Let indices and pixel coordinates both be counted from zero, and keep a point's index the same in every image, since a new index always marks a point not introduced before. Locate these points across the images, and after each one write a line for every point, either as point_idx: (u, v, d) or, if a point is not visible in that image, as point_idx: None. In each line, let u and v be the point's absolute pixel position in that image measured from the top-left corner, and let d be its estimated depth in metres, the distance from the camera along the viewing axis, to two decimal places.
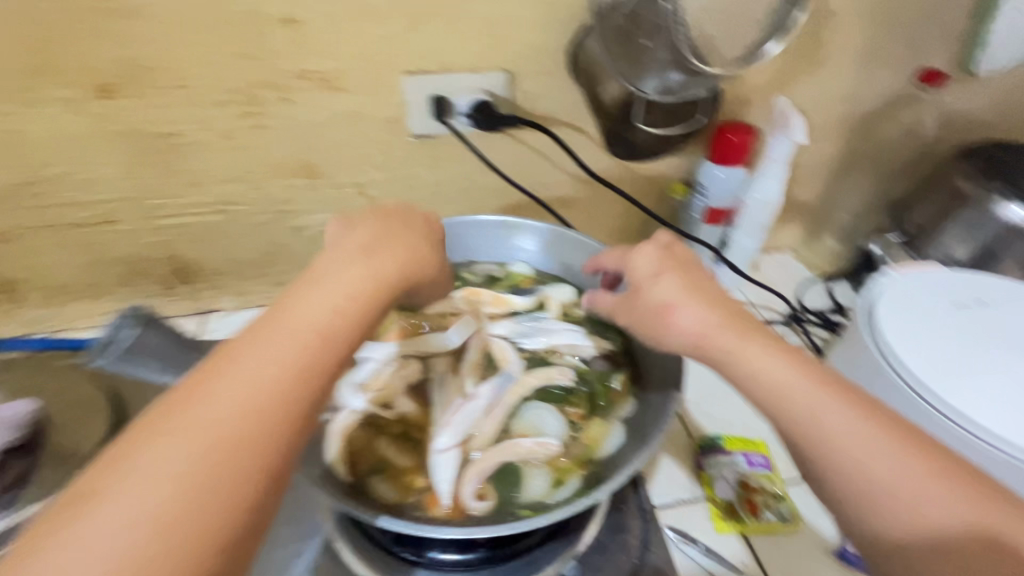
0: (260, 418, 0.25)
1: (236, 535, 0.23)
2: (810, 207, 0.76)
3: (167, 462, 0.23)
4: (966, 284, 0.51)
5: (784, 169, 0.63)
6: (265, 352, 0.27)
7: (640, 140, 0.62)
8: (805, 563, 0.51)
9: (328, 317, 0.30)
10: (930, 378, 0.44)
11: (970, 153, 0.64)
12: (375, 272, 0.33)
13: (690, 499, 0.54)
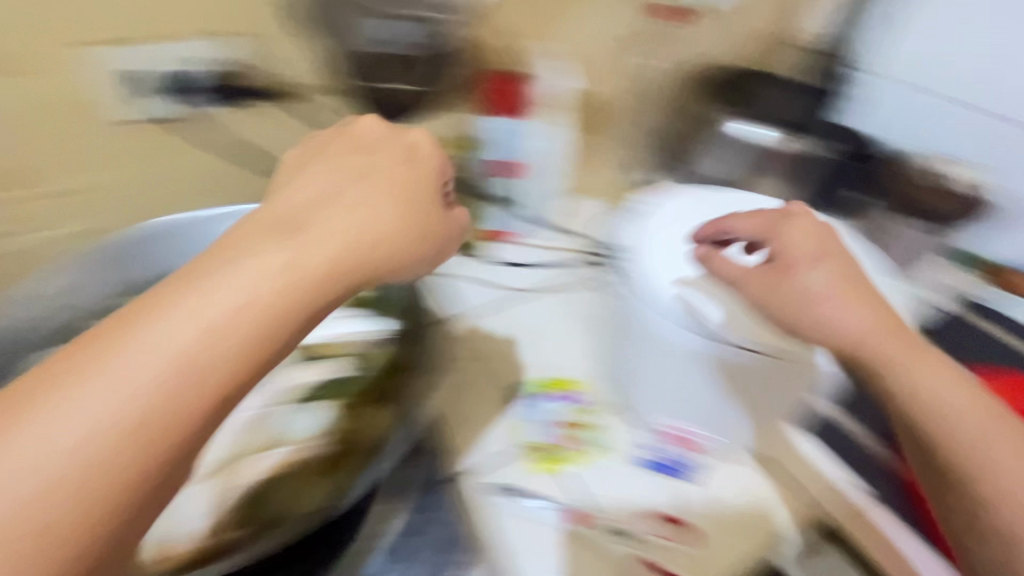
0: (194, 369, 0.29)
1: (153, 473, 0.28)
2: (601, 155, 0.83)
3: (107, 392, 0.28)
4: (713, 204, 0.59)
5: (562, 115, 0.72)
6: (209, 308, 0.30)
7: (393, 96, 0.73)
8: (617, 482, 0.58)
9: (259, 278, 0.32)
10: (676, 292, 0.52)
11: (730, 86, 0.78)
12: (325, 237, 0.36)
13: (509, 451, 0.59)
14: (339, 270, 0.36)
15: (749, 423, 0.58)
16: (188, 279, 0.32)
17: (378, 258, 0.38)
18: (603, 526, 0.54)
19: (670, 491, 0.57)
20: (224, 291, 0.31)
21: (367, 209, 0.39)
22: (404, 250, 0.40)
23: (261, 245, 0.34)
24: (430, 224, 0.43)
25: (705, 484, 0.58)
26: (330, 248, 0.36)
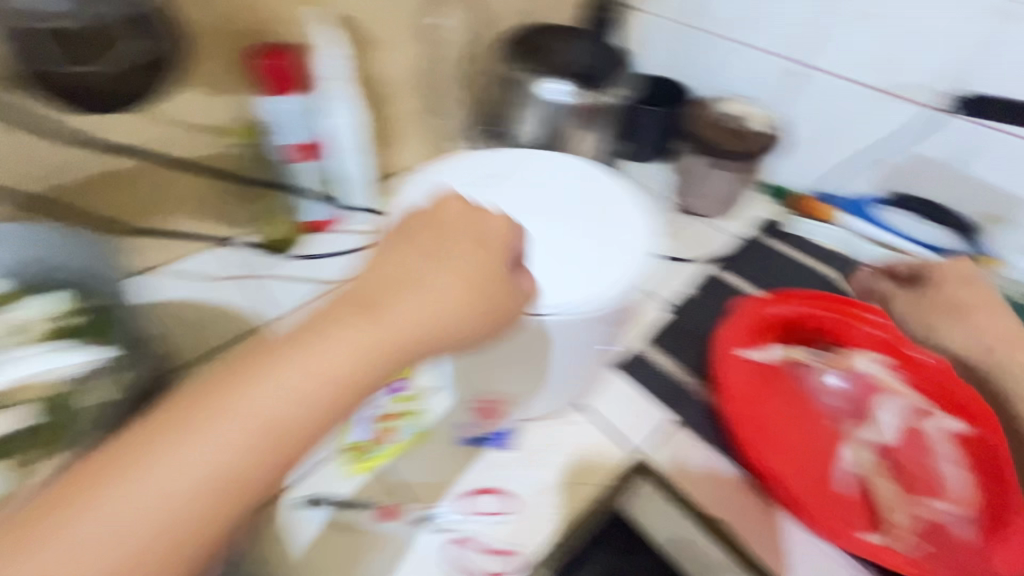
0: (249, 461, 0.29)
1: (205, 540, 0.28)
2: (407, 121, 0.84)
3: (171, 467, 0.27)
4: (487, 163, 0.58)
5: (348, 86, 0.66)
6: (237, 416, 0.29)
7: (85, 87, 0.53)
8: (440, 465, 0.57)
9: (327, 363, 0.32)
10: None
11: (519, 44, 0.79)
12: (373, 334, 0.33)
13: (323, 456, 0.56)
14: (378, 364, 0.33)
15: (557, 386, 0.56)
16: (236, 381, 0.30)
17: (413, 345, 0.35)
18: (420, 518, 0.53)
19: (495, 466, 0.57)
20: (271, 381, 0.30)
21: (458, 274, 0.38)
22: (467, 325, 0.38)
23: (315, 343, 0.32)
24: (504, 292, 0.40)
25: (525, 450, 0.58)
26: (374, 340, 0.33)
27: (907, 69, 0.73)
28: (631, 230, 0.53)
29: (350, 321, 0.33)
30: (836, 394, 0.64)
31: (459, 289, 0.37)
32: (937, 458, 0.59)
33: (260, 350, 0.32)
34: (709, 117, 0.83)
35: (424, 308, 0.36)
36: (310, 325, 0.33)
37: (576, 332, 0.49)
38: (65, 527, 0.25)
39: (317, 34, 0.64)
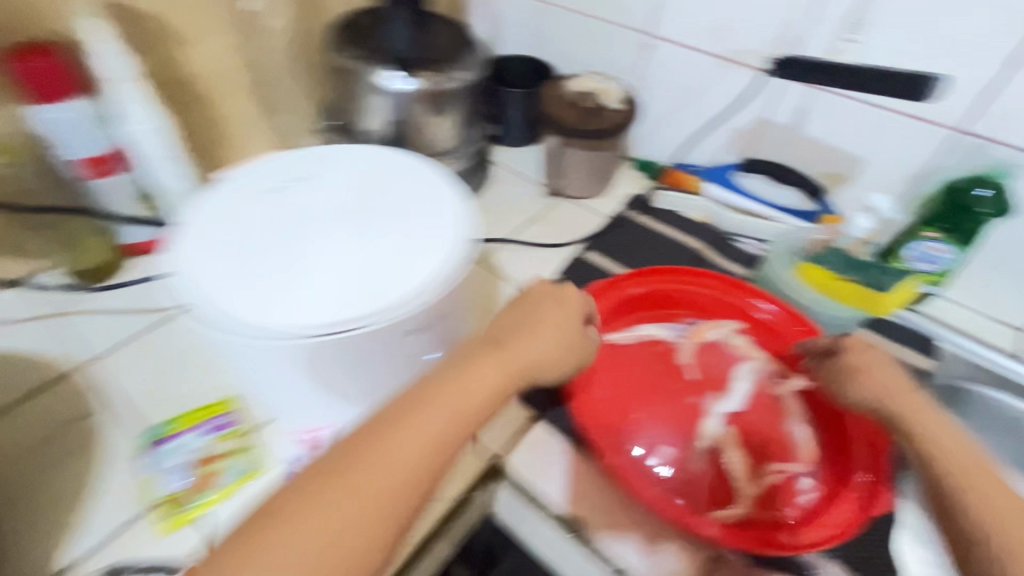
0: (410, 478, 0.37)
1: (382, 543, 0.35)
2: (239, 121, 0.77)
3: (383, 470, 0.36)
4: (283, 167, 0.52)
5: (138, 88, 0.59)
6: (438, 410, 0.40)
7: None
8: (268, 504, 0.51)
9: (471, 390, 0.42)
10: (239, 302, 0.43)
11: (346, 28, 0.73)
12: (513, 356, 0.45)
13: (135, 517, 0.50)
14: (513, 379, 0.45)
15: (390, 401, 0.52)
16: (418, 406, 0.40)
17: (534, 370, 0.46)
18: None
19: None
20: (444, 401, 0.40)
21: (550, 321, 0.49)
22: (553, 366, 0.48)
23: (473, 363, 0.43)
24: (580, 339, 0.51)
25: None
26: (512, 366, 0.45)
27: (737, 34, 0.74)
28: (444, 225, 0.49)
29: (499, 348, 0.45)
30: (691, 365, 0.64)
31: (566, 322, 0.50)
32: (789, 419, 0.59)
33: (438, 376, 0.42)
34: (564, 94, 0.80)
35: (551, 340, 0.48)
36: (465, 358, 0.44)
37: (380, 343, 0.46)
38: (271, 547, 0.32)
39: (85, 30, 0.55)
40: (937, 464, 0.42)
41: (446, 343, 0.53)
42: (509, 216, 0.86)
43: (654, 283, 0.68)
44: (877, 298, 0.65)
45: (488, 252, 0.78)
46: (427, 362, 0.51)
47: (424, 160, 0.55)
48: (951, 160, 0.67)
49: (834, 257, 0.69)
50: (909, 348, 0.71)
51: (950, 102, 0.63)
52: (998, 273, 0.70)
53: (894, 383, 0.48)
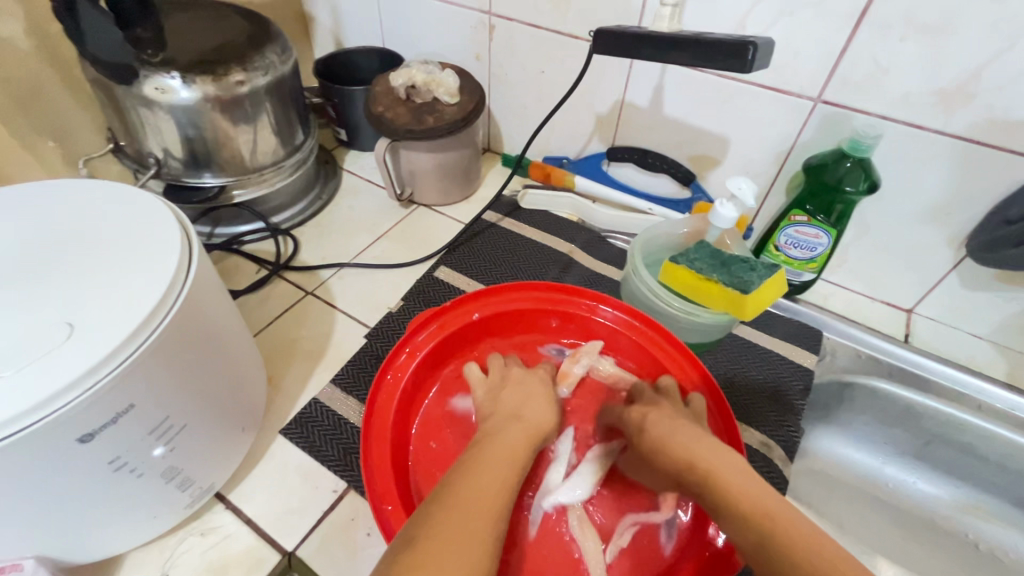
0: (493, 526, 0.36)
1: None
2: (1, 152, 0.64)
3: (461, 530, 0.34)
4: None
5: None
6: (495, 466, 0.41)
7: None
8: None
9: (510, 449, 0.43)
10: None
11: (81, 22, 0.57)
12: (535, 420, 0.48)
13: None
14: (536, 440, 0.46)
15: (126, 517, 0.39)
16: (477, 472, 0.40)
17: (550, 429, 0.48)
18: None
19: None
20: (498, 464, 0.41)
21: (543, 388, 0.52)
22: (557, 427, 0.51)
23: (508, 433, 0.45)
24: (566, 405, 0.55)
25: None
26: (534, 429, 0.47)
27: (573, 7, 0.65)
28: (141, 270, 0.36)
29: (520, 417, 0.47)
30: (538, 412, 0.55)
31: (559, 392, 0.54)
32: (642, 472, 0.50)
33: (479, 451, 0.42)
34: (392, 90, 0.70)
35: (550, 401, 0.51)
36: (493, 432, 0.45)
37: (37, 463, 0.31)
38: None
39: None
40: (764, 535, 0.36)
41: (187, 428, 0.39)
42: (353, 232, 0.75)
43: (499, 306, 0.58)
44: (737, 298, 0.54)
45: (323, 280, 0.68)
46: (160, 457, 0.38)
47: (142, 187, 0.42)
48: (813, 135, 0.60)
49: (701, 251, 0.58)
50: (788, 343, 0.65)
51: (804, 70, 0.56)
52: (874, 254, 0.65)
53: (700, 446, 0.44)
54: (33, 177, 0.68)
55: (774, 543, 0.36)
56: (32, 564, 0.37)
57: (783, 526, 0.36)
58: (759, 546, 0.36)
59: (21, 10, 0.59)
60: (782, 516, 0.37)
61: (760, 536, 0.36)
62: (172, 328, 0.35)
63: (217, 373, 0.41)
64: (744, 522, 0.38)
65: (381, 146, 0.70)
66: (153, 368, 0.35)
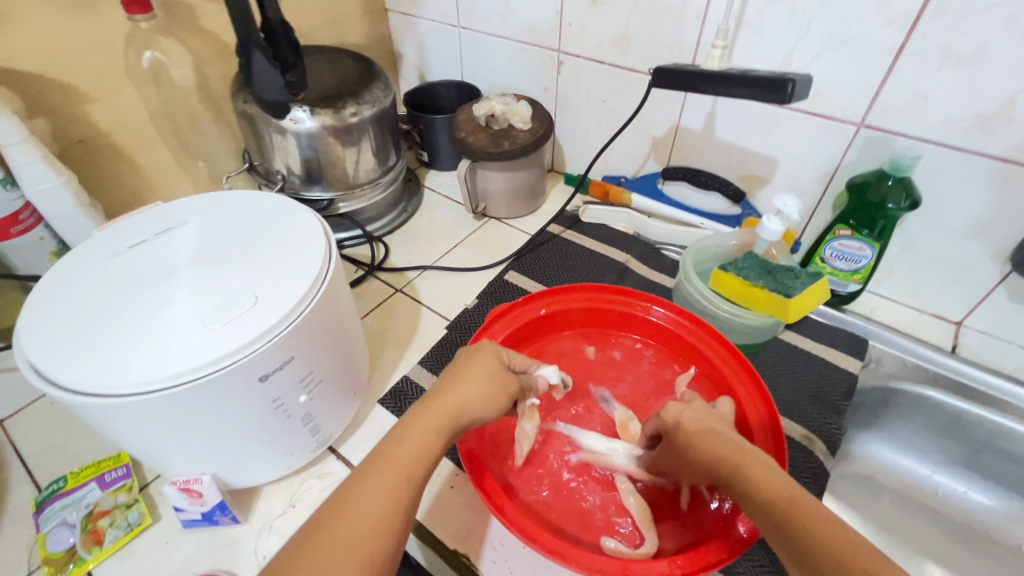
0: (372, 539, 0.37)
1: None
2: (164, 168, 0.80)
3: (358, 521, 0.37)
4: (156, 218, 0.51)
5: (33, 147, 0.60)
6: (394, 456, 0.42)
7: None
8: (148, 561, 0.50)
9: (410, 434, 0.43)
10: (66, 368, 0.39)
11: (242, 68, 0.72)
12: (440, 405, 0.46)
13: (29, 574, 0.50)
14: (449, 419, 0.46)
15: (269, 453, 0.50)
16: (368, 476, 0.40)
17: (466, 406, 0.47)
18: None
19: (210, 549, 0.51)
20: (390, 466, 0.41)
21: (479, 361, 0.51)
22: (485, 404, 0.48)
23: (408, 426, 0.44)
24: (510, 379, 0.52)
25: (259, 520, 0.53)
26: (438, 416, 0.45)
27: (635, 46, 0.74)
28: (297, 259, 0.47)
29: (427, 403, 0.46)
30: (545, 371, 0.58)
31: (491, 367, 0.51)
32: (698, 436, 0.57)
33: (382, 443, 0.43)
34: (474, 118, 0.81)
35: (481, 378, 0.49)
36: (399, 422, 0.45)
37: (235, 393, 0.42)
38: None
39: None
40: (791, 521, 0.38)
41: (323, 383, 0.50)
42: (434, 241, 0.86)
43: (565, 304, 0.67)
44: (781, 301, 0.59)
45: (409, 280, 0.79)
46: (306, 403, 0.49)
47: (292, 199, 0.54)
48: (857, 156, 0.65)
49: (749, 260, 0.64)
50: (833, 349, 0.69)
51: (846, 98, 0.62)
52: (920, 268, 0.68)
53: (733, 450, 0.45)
54: (183, 187, 0.84)
55: (786, 513, 0.39)
56: (208, 480, 0.48)
57: (806, 511, 0.38)
58: (785, 534, 0.38)
59: (190, 57, 0.76)
60: (809, 510, 0.38)
61: (781, 526, 0.38)
62: (322, 301, 0.46)
63: (342, 344, 0.52)
64: (767, 504, 0.40)
65: (462, 167, 0.81)
66: (309, 330, 0.46)
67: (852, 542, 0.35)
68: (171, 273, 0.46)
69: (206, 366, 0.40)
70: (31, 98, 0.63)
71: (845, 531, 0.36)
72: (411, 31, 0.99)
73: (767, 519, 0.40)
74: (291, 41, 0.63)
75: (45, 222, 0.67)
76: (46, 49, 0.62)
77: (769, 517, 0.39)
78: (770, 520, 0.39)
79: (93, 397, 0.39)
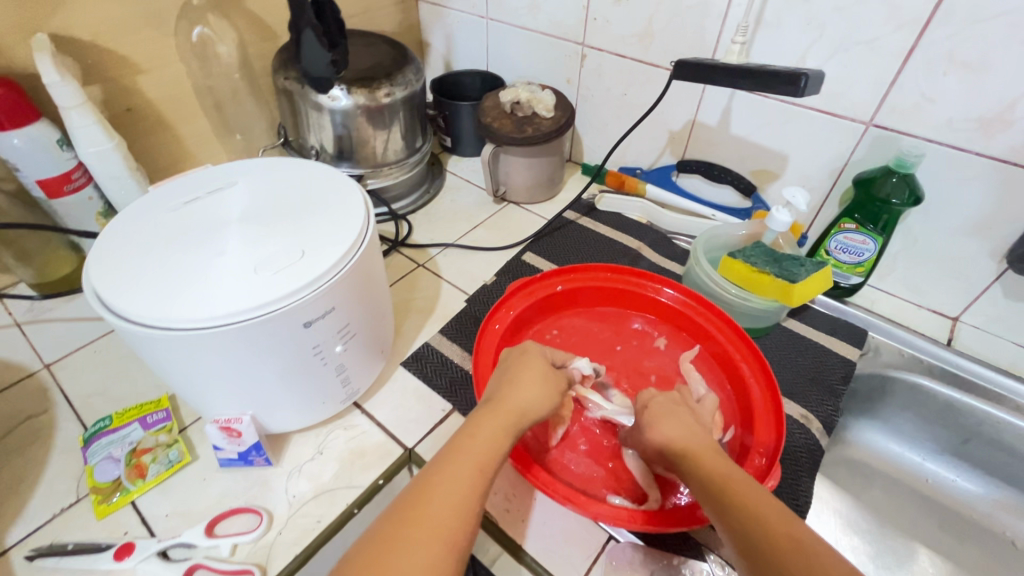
0: (457, 519, 0.38)
1: (442, 559, 0.36)
2: (202, 137, 0.84)
3: (443, 505, 0.39)
4: (207, 179, 0.55)
5: (88, 112, 0.64)
6: (471, 450, 0.44)
7: None
8: (187, 496, 0.54)
9: (481, 430, 0.46)
10: (138, 302, 0.43)
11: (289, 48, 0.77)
12: (507, 406, 0.49)
13: (77, 499, 0.54)
14: (519, 421, 0.48)
15: (303, 399, 0.54)
16: (444, 466, 0.42)
17: (530, 405, 0.50)
18: (152, 552, 0.49)
19: (245, 486, 0.55)
20: (464, 458, 0.43)
21: (537, 365, 0.55)
22: (544, 401, 0.51)
23: (476, 425, 0.46)
24: (560, 381, 0.56)
25: (289, 464, 0.57)
26: (505, 416, 0.47)
27: (657, 42, 0.78)
28: (339, 223, 0.51)
29: (495, 405, 0.49)
30: (579, 362, 0.62)
31: (545, 370, 0.54)
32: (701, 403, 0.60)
33: (456, 437, 0.45)
34: (499, 105, 0.85)
35: (541, 379, 0.53)
36: (469, 422, 0.47)
37: (281, 334, 0.46)
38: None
39: (43, 63, 0.60)
40: (723, 504, 0.40)
41: (356, 337, 0.54)
42: (455, 221, 0.90)
43: (585, 281, 0.71)
44: (786, 287, 0.63)
45: (431, 256, 0.83)
46: (341, 353, 0.53)
47: (331, 167, 0.58)
48: (864, 153, 0.68)
49: (757, 249, 0.68)
50: (833, 338, 0.73)
51: (856, 98, 0.65)
52: (920, 264, 0.72)
53: (683, 436, 0.48)
54: (221, 157, 0.89)
55: (727, 494, 0.41)
56: (247, 420, 0.52)
57: (740, 489, 0.41)
58: (721, 507, 0.40)
59: (233, 34, 0.80)
60: (742, 486, 0.41)
61: (717, 502, 0.41)
62: (361, 257, 0.50)
63: (375, 303, 0.56)
64: (709, 486, 0.42)
65: (486, 152, 0.85)
66: (348, 284, 0.50)
67: (771, 520, 0.38)
68: (223, 226, 0.50)
69: (265, 309, 0.44)
70: (88, 66, 0.68)
71: (778, 514, 0.38)
72: (440, 21, 1.03)
73: (703, 497, 0.42)
74: (337, 19, 0.67)
75: (93, 184, 0.71)
76: (108, 23, 0.67)
77: (704, 496, 0.42)
78: (706, 501, 0.42)
79: (161, 329, 0.43)
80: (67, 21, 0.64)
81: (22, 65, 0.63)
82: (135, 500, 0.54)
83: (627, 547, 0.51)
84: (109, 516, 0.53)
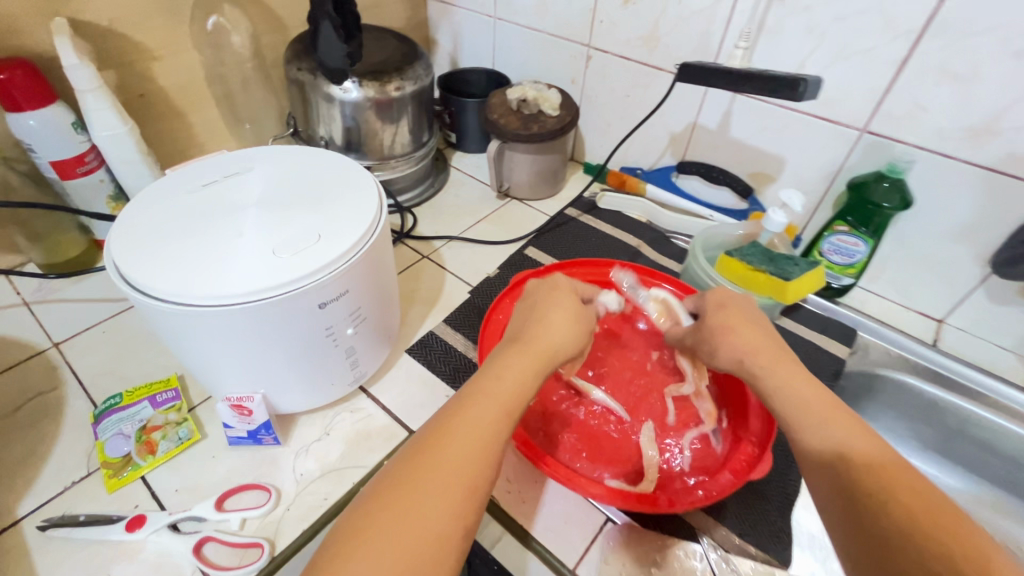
0: (478, 463, 0.38)
1: (459, 500, 0.36)
2: (212, 125, 0.85)
3: (464, 447, 0.39)
4: (224, 163, 0.57)
5: (104, 95, 0.65)
6: (496, 392, 0.43)
7: None
8: (196, 472, 0.56)
9: (505, 373, 0.45)
10: (158, 278, 0.45)
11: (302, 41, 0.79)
12: (538, 345, 0.49)
13: (89, 473, 0.55)
14: (543, 359, 0.48)
15: (312, 381, 0.55)
16: (465, 407, 0.42)
17: (556, 342, 0.50)
18: (163, 525, 0.50)
19: (253, 464, 0.57)
20: (488, 400, 0.42)
21: (565, 301, 0.55)
22: (570, 338, 0.52)
23: (505, 364, 0.46)
24: (587, 318, 0.56)
25: (296, 443, 0.58)
26: (534, 355, 0.48)
27: (661, 46, 0.80)
28: (357, 210, 0.52)
29: (524, 345, 0.49)
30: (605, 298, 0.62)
31: (571, 305, 0.54)
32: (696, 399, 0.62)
33: (483, 380, 0.45)
34: (506, 102, 0.87)
35: (569, 316, 0.53)
36: (498, 360, 0.47)
37: (296, 313, 0.47)
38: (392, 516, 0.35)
39: (62, 45, 0.61)
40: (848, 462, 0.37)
41: (366, 322, 0.56)
42: (459, 215, 0.91)
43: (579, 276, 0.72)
44: (782, 285, 0.65)
45: (436, 248, 0.84)
46: (351, 336, 0.55)
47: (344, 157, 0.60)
48: (858, 159, 0.71)
49: (753, 249, 0.70)
50: (824, 336, 0.75)
51: (852, 106, 0.68)
52: (909, 267, 0.74)
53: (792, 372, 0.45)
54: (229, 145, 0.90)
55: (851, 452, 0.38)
56: (259, 399, 0.53)
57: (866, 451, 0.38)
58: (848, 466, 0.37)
59: (247, 24, 0.81)
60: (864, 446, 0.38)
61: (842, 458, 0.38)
62: (374, 244, 0.52)
63: (384, 290, 0.58)
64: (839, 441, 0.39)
65: (492, 147, 0.87)
66: (361, 270, 0.51)
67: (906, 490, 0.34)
68: (241, 210, 0.51)
69: (287, 283, 0.45)
70: (104, 51, 0.69)
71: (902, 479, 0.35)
72: (448, 19, 1.05)
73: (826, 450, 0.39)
74: (352, 13, 0.69)
75: (104, 168, 0.72)
76: (126, 9, 0.68)
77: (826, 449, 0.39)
78: (828, 453, 0.39)
79: (182, 305, 0.44)
80: (85, 5, 0.65)
81: (39, 47, 0.64)
82: (145, 476, 0.55)
83: (623, 528, 0.53)
84: (119, 490, 0.54)
